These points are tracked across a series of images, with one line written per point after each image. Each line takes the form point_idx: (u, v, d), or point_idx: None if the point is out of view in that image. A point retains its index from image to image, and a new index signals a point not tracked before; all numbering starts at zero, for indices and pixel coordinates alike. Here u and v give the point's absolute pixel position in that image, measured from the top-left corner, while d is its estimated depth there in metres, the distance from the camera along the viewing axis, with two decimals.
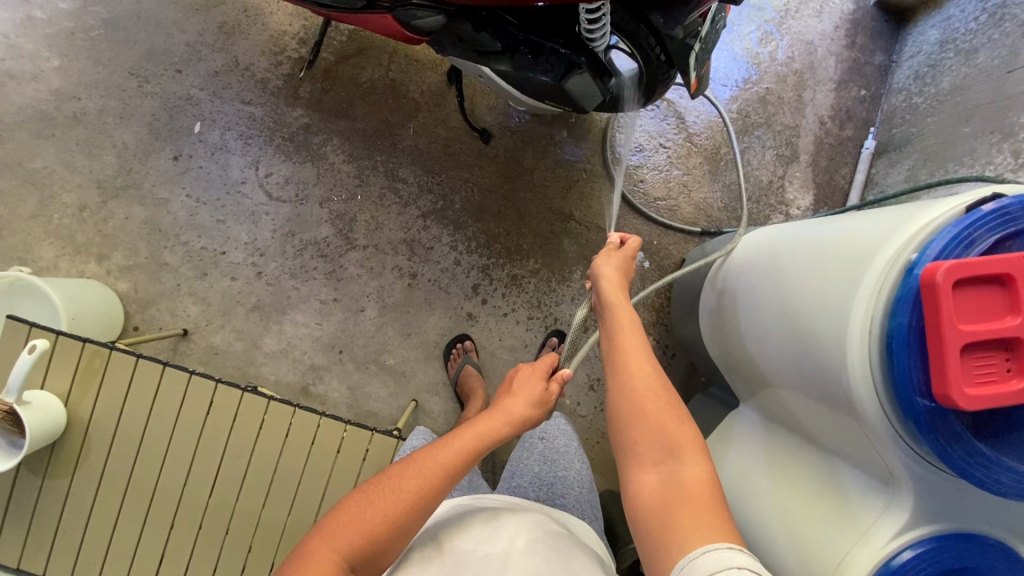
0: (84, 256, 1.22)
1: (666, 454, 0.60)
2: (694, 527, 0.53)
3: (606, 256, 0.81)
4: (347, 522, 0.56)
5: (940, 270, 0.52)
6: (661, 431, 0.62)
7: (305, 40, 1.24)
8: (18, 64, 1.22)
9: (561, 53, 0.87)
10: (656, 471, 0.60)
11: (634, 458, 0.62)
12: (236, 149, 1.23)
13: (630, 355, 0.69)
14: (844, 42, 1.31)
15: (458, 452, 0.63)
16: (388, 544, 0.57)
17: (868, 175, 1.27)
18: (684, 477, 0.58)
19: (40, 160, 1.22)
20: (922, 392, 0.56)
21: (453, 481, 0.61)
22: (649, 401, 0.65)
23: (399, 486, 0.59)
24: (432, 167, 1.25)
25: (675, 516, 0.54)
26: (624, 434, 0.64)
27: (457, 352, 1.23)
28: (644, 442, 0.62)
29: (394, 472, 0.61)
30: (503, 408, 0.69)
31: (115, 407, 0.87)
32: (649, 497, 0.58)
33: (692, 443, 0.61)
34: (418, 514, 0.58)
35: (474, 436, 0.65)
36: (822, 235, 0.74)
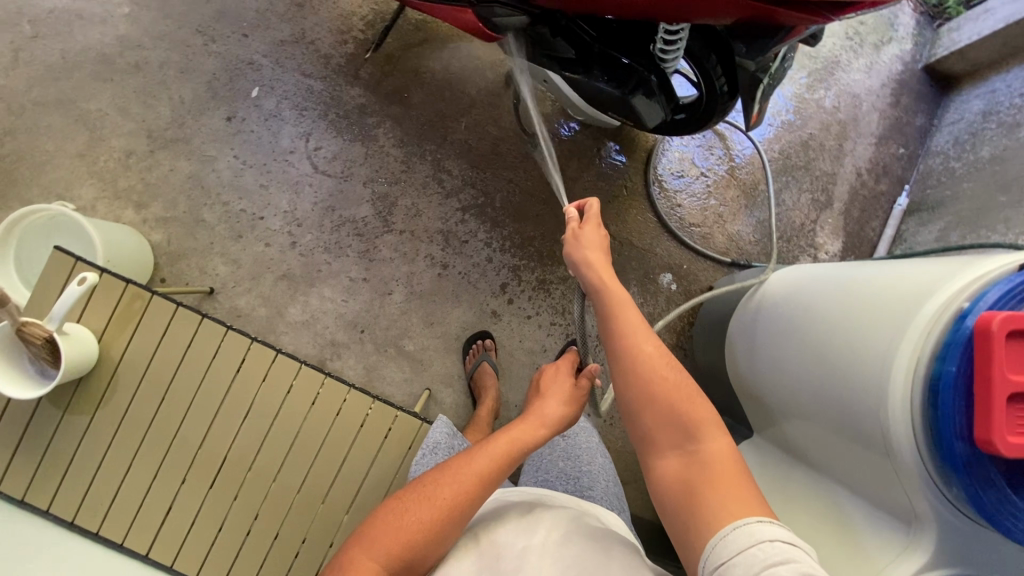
0: (123, 202, 1.23)
1: (682, 435, 0.61)
2: (721, 507, 0.55)
3: (576, 238, 0.77)
4: (384, 532, 0.58)
5: (996, 319, 0.54)
6: (673, 410, 0.62)
7: (373, 23, 1.26)
8: (89, 7, 1.24)
9: (623, 64, 0.89)
10: (677, 454, 0.61)
11: (652, 442, 0.63)
12: (290, 118, 1.24)
13: (630, 333, 0.67)
14: (889, 100, 1.35)
15: (485, 459, 0.63)
16: (427, 552, 0.58)
17: (898, 230, 1.31)
18: (704, 458, 0.59)
19: (94, 101, 1.23)
20: (962, 436, 0.58)
21: (488, 488, 0.62)
22: (659, 380, 0.64)
23: (432, 496, 0.60)
24: (477, 163, 1.27)
25: (699, 496, 0.57)
26: (636, 416, 0.64)
27: (475, 349, 1.24)
28: (658, 423, 0.62)
29: (421, 485, 0.62)
30: (535, 413, 0.70)
31: (148, 351, 0.88)
32: (673, 479, 0.60)
33: (708, 419, 0.61)
34: (457, 523, 0.59)
35: (498, 442, 0.65)
36: (867, 276, 0.76)
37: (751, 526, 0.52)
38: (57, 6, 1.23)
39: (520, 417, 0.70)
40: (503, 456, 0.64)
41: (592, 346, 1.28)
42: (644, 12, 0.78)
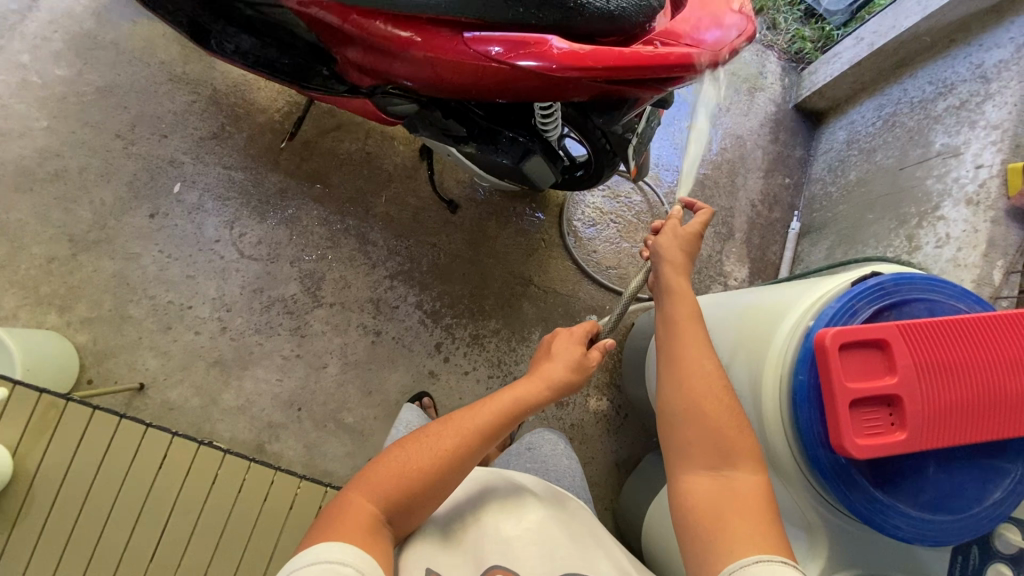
0: (46, 307, 1.23)
1: (720, 458, 0.64)
2: (746, 535, 0.57)
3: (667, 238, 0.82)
4: (389, 473, 0.62)
5: (827, 334, 0.62)
6: (719, 434, 0.65)
7: (289, 114, 1.34)
8: (5, 123, 1.27)
9: (517, 139, 0.99)
10: (709, 474, 0.63)
11: (685, 460, 0.65)
12: (213, 209, 1.28)
13: (691, 347, 0.71)
14: (769, 138, 1.50)
15: (492, 413, 0.69)
16: (423, 496, 0.63)
17: (795, 252, 1.42)
18: (735, 484, 0.62)
19: (14, 212, 1.25)
20: (823, 444, 0.64)
21: (489, 441, 0.67)
22: (707, 402, 0.67)
23: (437, 444, 0.65)
24: (402, 232, 1.34)
25: (724, 518, 0.59)
26: (678, 433, 0.67)
27: (412, 408, 1.24)
28: (699, 444, 0.65)
29: (431, 431, 0.66)
30: (544, 372, 0.75)
31: (64, 459, 0.87)
32: (699, 498, 0.62)
33: (749, 450, 0.64)
34: (455, 471, 0.65)
35: (512, 398, 0.71)
36: (742, 300, 0.84)
37: (769, 563, 0.53)
38: None
39: (532, 373, 0.76)
40: (510, 413, 0.69)
41: None
42: (511, 91, 0.84)
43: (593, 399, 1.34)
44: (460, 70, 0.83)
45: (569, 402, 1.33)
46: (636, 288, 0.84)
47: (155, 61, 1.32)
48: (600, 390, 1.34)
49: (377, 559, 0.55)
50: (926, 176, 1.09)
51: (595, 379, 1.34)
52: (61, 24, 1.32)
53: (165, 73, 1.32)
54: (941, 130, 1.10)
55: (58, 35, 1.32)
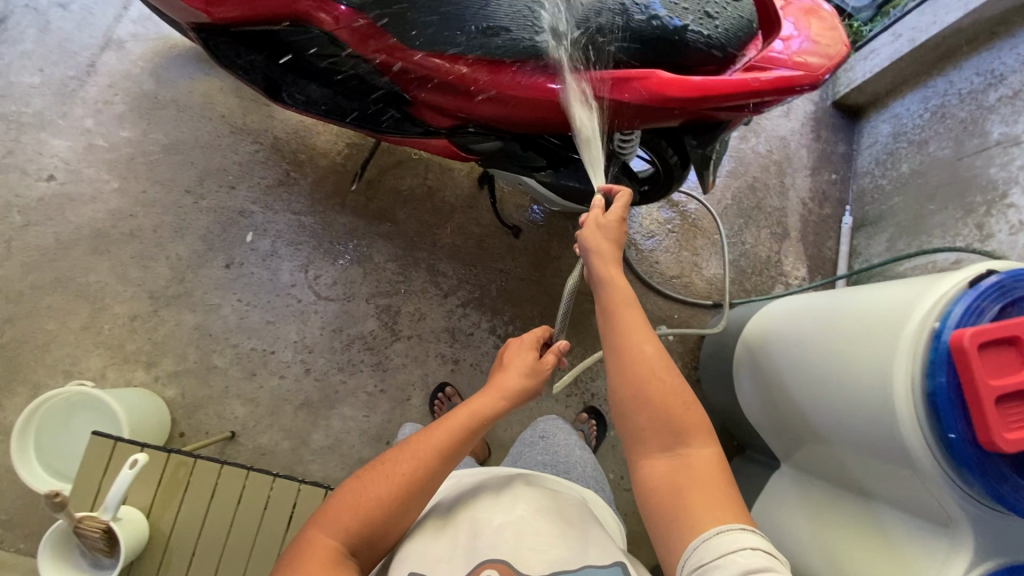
0: (133, 364, 1.25)
1: (671, 438, 0.62)
2: (705, 510, 0.56)
3: (598, 227, 0.76)
4: (345, 507, 0.62)
5: (965, 334, 0.65)
6: (669, 415, 0.63)
7: (349, 155, 1.37)
8: (77, 188, 1.30)
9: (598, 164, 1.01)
10: (664, 455, 0.62)
11: (641, 442, 0.64)
12: (286, 255, 1.31)
13: (629, 337, 0.68)
14: (811, 136, 1.53)
15: (443, 436, 0.66)
16: (384, 526, 0.62)
17: (852, 246, 1.45)
18: (691, 461, 0.61)
19: (93, 274, 1.27)
20: (969, 440, 0.67)
21: (449, 460, 0.66)
22: (655, 387, 0.64)
23: (392, 473, 0.64)
24: (469, 261, 1.36)
25: (685, 495, 0.58)
26: (630, 419, 0.65)
27: (441, 402, 1.27)
28: (651, 429, 0.63)
29: (384, 460, 0.65)
30: (495, 385, 0.72)
31: (198, 517, 0.88)
32: (657, 481, 0.61)
33: (699, 426, 0.63)
34: (416, 495, 0.64)
35: (462, 416, 0.68)
36: (845, 305, 0.87)
37: (732, 533, 0.53)
38: (46, 192, 1.29)
39: (483, 387, 0.73)
40: (462, 429, 0.67)
41: (608, 408, 1.34)
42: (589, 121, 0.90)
43: None
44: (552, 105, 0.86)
45: None
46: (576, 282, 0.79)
47: (217, 115, 1.36)
48: None
49: None
50: (987, 166, 1.13)
51: None
52: (120, 87, 1.35)
53: (227, 126, 1.35)
54: (998, 120, 1.14)
55: (119, 98, 1.35)
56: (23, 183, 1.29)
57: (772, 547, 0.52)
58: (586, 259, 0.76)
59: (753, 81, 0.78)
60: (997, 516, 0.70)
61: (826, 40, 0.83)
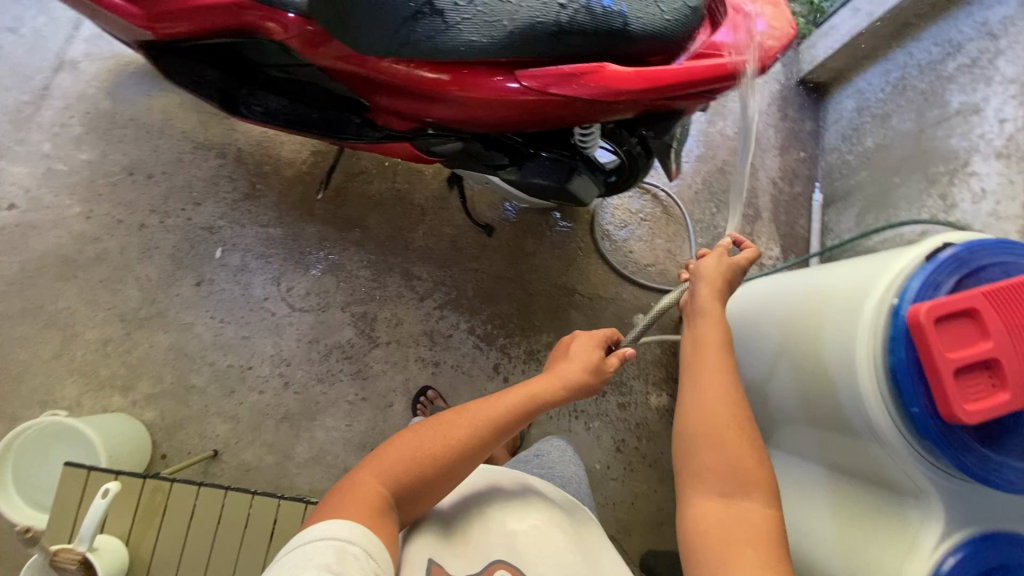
0: (109, 390, 1.24)
1: (735, 486, 0.61)
2: (756, 566, 0.54)
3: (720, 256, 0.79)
4: (398, 457, 0.62)
5: (921, 310, 0.65)
6: (735, 459, 0.62)
7: (315, 164, 1.36)
8: (39, 215, 1.28)
9: (561, 159, 1.01)
10: (721, 503, 0.61)
11: (700, 485, 0.62)
12: (257, 269, 1.30)
13: (710, 370, 0.68)
14: (778, 116, 1.53)
15: (505, 409, 0.67)
16: (427, 483, 0.61)
17: (823, 223, 1.45)
18: (747, 513, 0.59)
19: (62, 302, 1.25)
20: (932, 414, 0.67)
21: (499, 436, 0.66)
22: (727, 432, 0.64)
23: (448, 432, 0.64)
24: (443, 263, 1.36)
25: (733, 547, 0.57)
26: (693, 458, 0.64)
27: (423, 406, 1.25)
28: (714, 474, 0.62)
29: (443, 419, 0.65)
30: (561, 373, 0.72)
31: (177, 539, 0.88)
32: (707, 528, 0.59)
33: (764, 480, 0.61)
34: (466, 462, 0.64)
35: (526, 395, 0.69)
36: (814, 285, 0.88)
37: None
38: (7, 221, 1.27)
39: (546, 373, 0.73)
40: (523, 409, 0.68)
41: (592, 401, 1.34)
42: (549, 116, 0.89)
43: (653, 396, 1.36)
44: (510, 105, 0.85)
45: (630, 402, 1.35)
46: (668, 304, 0.80)
47: (176, 132, 1.34)
48: (658, 386, 1.37)
49: (380, 540, 0.54)
50: (949, 136, 1.14)
51: (652, 376, 1.37)
52: (76, 109, 1.33)
53: (188, 142, 1.34)
54: (957, 89, 1.14)
55: (75, 120, 1.32)
56: None
57: None
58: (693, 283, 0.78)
59: (700, 70, 0.78)
60: (964, 486, 0.71)
61: (775, 23, 0.83)
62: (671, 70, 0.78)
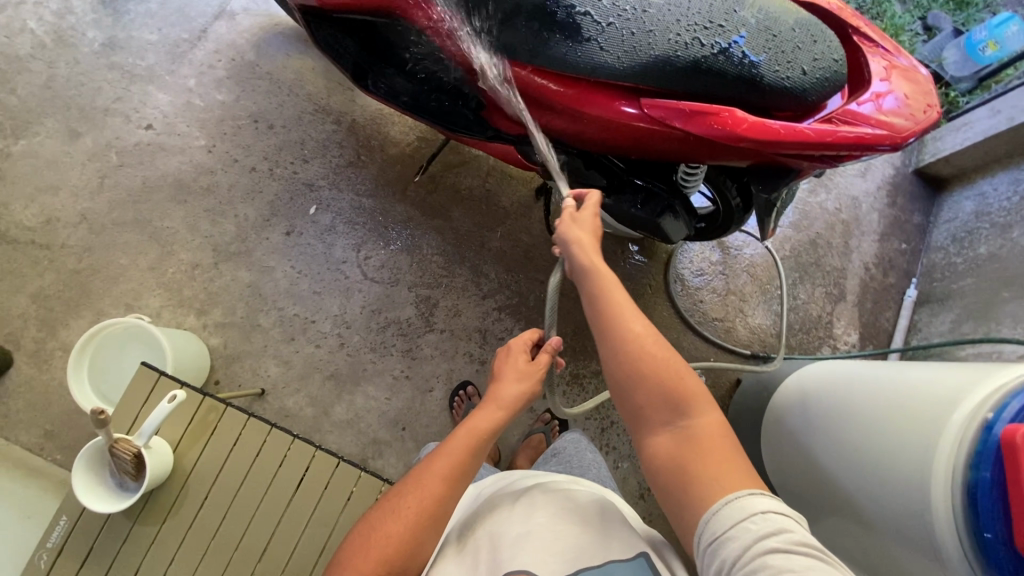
0: (186, 309, 1.33)
1: (672, 412, 0.60)
2: (714, 481, 0.55)
3: (573, 220, 0.76)
4: (363, 549, 0.60)
5: (1019, 431, 0.61)
6: (665, 386, 0.61)
7: (419, 148, 1.42)
8: (169, 140, 1.41)
9: (659, 194, 1.01)
10: (666, 430, 0.60)
11: (643, 421, 0.62)
12: (342, 232, 1.37)
13: (614, 317, 0.66)
14: (886, 201, 1.47)
15: (452, 455, 0.65)
16: (407, 559, 0.61)
17: (911, 320, 1.37)
18: (693, 432, 0.59)
19: (168, 220, 1.37)
20: (1005, 543, 0.63)
21: (460, 483, 0.65)
22: (648, 361, 0.63)
23: (402, 506, 0.62)
24: (513, 267, 1.38)
25: (691, 471, 0.57)
26: (626, 392, 0.63)
27: (459, 400, 1.29)
28: (647, 400, 0.61)
29: (394, 494, 0.64)
30: (494, 397, 0.72)
31: (218, 461, 0.93)
32: (663, 458, 0.60)
33: (697, 394, 0.61)
34: (431, 529, 0.62)
35: (467, 432, 0.67)
36: (892, 378, 0.85)
37: (746, 499, 0.53)
38: (142, 139, 1.41)
39: (483, 401, 0.73)
40: (467, 449, 0.66)
41: (627, 440, 1.32)
42: (656, 149, 0.90)
43: None
44: (625, 131, 0.87)
45: None
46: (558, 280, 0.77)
47: (303, 93, 1.44)
48: None
49: None
50: None
51: None
52: (225, 54, 1.46)
53: (311, 104, 1.44)
54: None
55: (221, 64, 1.45)
56: (125, 128, 1.41)
57: (785, 511, 0.52)
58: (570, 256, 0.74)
59: (826, 135, 0.77)
60: None
61: (915, 103, 0.80)
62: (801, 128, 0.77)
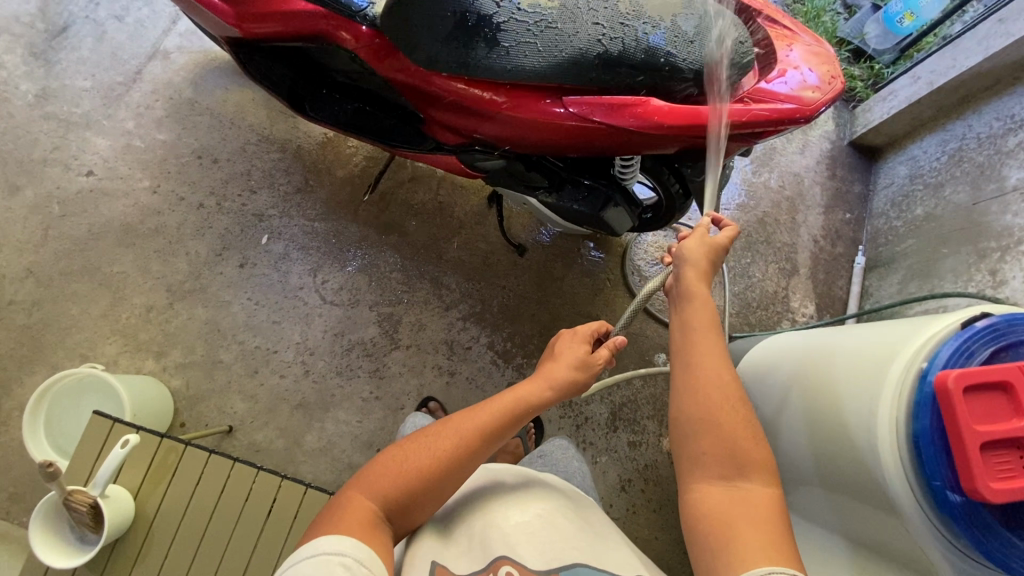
0: (144, 354, 1.31)
1: (734, 468, 0.61)
2: (755, 548, 0.55)
3: (700, 239, 0.76)
4: (386, 475, 0.62)
5: (950, 376, 0.63)
6: (735, 443, 0.62)
7: (367, 168, 1.43)
8: (111, 184, 1.39)
9: (600, 187, 1.03)
10: (722, 485, 0.61)
11: (696, 470, 0.63)
12: (297, 259, 1.36)
13: (707, 358, 0.67)
14: (826, 174, 1.52)
15: (496, 414, 0.68)
16: (420, 496, 0.62)
17: (863, 286, 1.42)
18: (749, 493, 0.60)
19: (117, 266, 1.34)
20: (953, 488, 0.64)
21: (491, 444, 0.67)
22: (723, 415, 0.64)
23: (434, 445, 0.64)
24: (472, 276, 1.39)
25: (734, 529, 0.57)
26: (691, 440, 0.64)
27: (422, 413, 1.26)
28: (712, 456, 0.62)
29: (431, 430, 0.66)
30: (546, 374, 0.73)
31: (181, 502, 0.91)
32: (709, 508, 0.60)
33: (765, 460, 0.62)
34: (452, 473, 0.64)
35: (514, 399, 0.69)
36: (838, 345, 0.86)
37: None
38: (84, 186, 1.38)
39: (534, 375, 0.74)
40: (508, 412, 0.68)
41: (602, 434, 1.32)
42: (588, 145, 0.91)
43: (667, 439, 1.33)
44: (555, 130, 0.88)
45: (643, 442, 1.32)
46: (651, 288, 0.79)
47: (245, 125, 1.44)
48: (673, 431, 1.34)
49: (378, 554, 0.55)
50: (1002, 212, 1.10)
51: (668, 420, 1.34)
52: (161, 94, 1.45)
53: (254, 134, 1.43)
54: (1015, 166, 1.11)
55: (158, 103, 1.44)
56: (64, 176, 1.39)
57: None
58: (677, 273, 0.75)
59: (742, 114, 0.80)
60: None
61: (821, 75, 0.84)
62: (717, 111, 0.80)
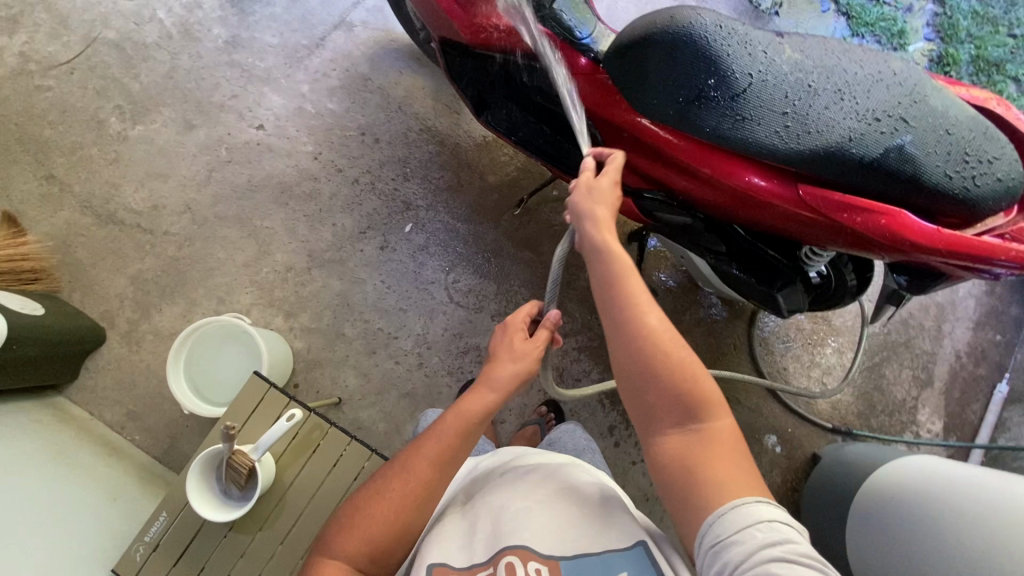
0: (276, 310, 1.36)
1: (684, 412, 0.60)
2: (720, 483, 0.55)
3: (590, 186, 0.71)
4: (355, 524, 0.63)
5: None
6: (677, 386, 0.60)
7: (518, 179, 1.44)
8: (277, 142, 1.45)
9: (785, 268, 0.99)
10: (676, 431, 0.60)
11: (654, 419, 0.62)
12: (435, 253, 1.39)
13: (638, 301, 0.64)
14: (985, 288, 1.42)
15: (440, 440, 0.66)
16: (399, 534, 0.63)
17: (999, 416, 1.35)
18: (705, 433, 0.59)
19: (268, 221, 1.40)
20: None
21: (453, 466, 0.66)
22: (666, 359, 0.61)
23: (390, 487, 0.64)
24: (596, 309, 1.37)
25: (698, 471, 0.57)
26: (639, 392, 0.62)
27: None
28: (660, 403, 0.61)
29: (386, 472, 0.66)
30: (485, 377, 0.70)
31: (316, 479, 0.94)
32: (672, 458, 0.59)
33: (711, 396, 0.60)
34: (420, 510, 0.64)
35: (455, 418, 0.67)
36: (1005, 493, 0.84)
37: (752, 505, 0.53)
38: (252, 138, 1.45)
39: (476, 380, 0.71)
40: (453, 432, 0.66)
41: None
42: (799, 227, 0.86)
43: None
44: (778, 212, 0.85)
45: None
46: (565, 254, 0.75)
47: (410, 111, 1.47)
48: None
49: None
50: None
51: None
52: (339, 65, 1.50)
53: (417, 122, 1.47)
54: None
55: (335, 74, 1.50)
56: (237, 126, 1.46)
57: (788, 518, 0.53)
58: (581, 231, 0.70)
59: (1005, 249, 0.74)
60: None
61: None
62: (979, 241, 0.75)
